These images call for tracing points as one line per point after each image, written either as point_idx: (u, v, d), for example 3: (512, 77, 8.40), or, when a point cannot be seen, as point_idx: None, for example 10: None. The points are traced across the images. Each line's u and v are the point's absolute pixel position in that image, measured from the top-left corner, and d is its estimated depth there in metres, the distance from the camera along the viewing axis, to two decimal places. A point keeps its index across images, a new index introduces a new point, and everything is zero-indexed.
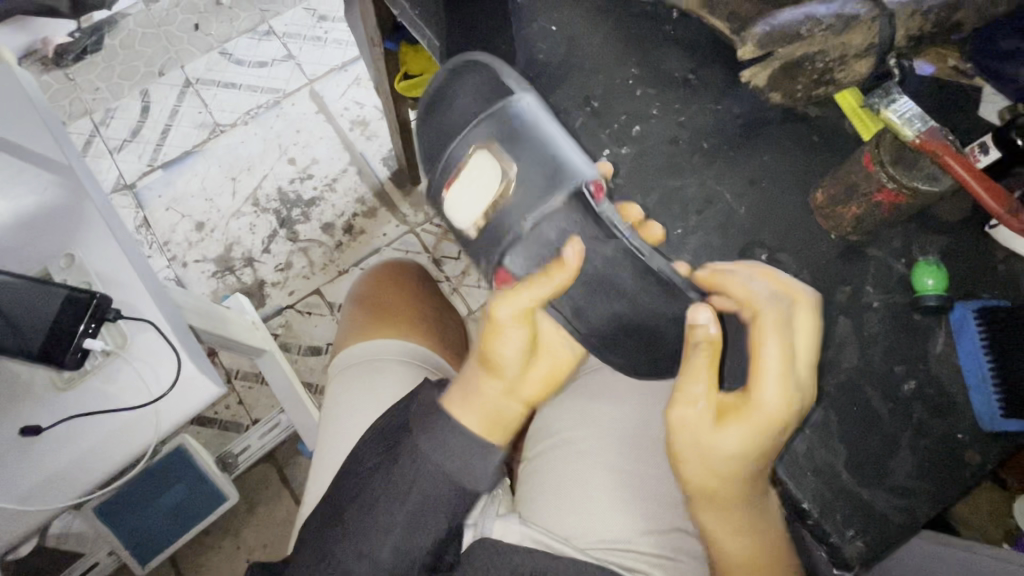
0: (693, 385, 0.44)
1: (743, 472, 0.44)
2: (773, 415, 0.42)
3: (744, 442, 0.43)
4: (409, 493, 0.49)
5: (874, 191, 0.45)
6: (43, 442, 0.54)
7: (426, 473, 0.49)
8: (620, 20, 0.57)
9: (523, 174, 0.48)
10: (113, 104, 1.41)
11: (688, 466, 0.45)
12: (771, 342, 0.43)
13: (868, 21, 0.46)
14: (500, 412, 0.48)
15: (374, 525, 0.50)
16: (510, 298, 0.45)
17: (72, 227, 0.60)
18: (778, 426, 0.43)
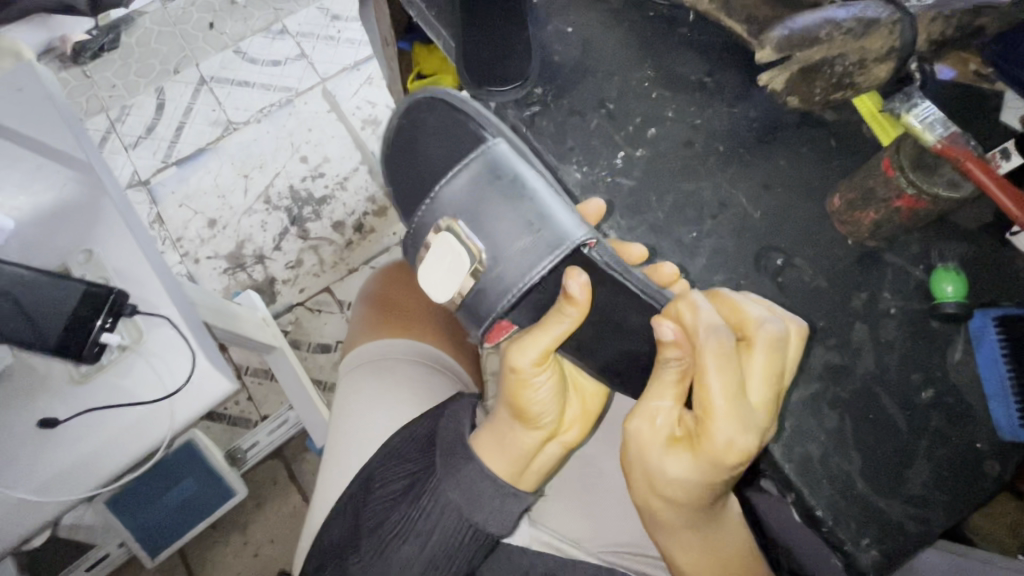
0: (658, 400, 0.44)
1: (692, 496, 0.44)
2: (716, 448, 0.41)
3: (687, 470, 0.43)
4: (426, 524, 0.51)
5: (893, 198, 0.44)
6: (60, 434, 0.55)
7: (444, 507, 0.51)
8: (636, 21, 0.57)
9: (503, 230, 0.46)
10: (128, 102, 1.43)
11: (637, 476, 0.47)
12: (715, 372, 0.41)
13: (889, 24, 0.45)
14: (525, 455, 0.50)
15: (395, 547, 0.52)
16: (526, 349, 0.45)
17: (90, 222, 0.61)
18: (722, 459, 0.42)
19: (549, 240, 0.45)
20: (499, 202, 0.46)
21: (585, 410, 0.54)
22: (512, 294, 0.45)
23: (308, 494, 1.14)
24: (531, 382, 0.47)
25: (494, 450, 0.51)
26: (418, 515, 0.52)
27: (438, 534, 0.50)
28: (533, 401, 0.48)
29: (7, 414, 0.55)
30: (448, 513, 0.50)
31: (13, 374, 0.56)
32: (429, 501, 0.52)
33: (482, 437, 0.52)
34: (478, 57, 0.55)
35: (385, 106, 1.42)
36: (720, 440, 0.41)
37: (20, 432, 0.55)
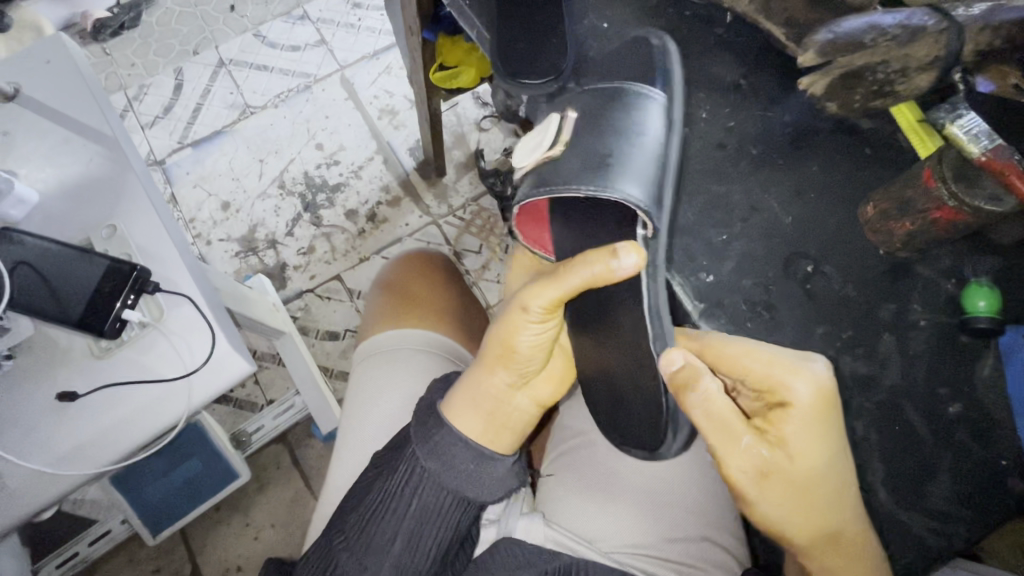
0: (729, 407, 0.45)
1: (823, 476, 0.43)
2: (815, 409, 0.42)
3: (809, 443, 0.43)
4: (406, 496, 0.52)
5: (930, 208, 0.44)
6: (78, 408, 0.55)
7: (425, 479, 0.52)
8: (671, 21, 0.56)
9: (596, 146, 0.47)
10: (147, 81, 1.43)
11: (770, 499, 0.44)
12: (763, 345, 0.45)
13: (936, 32, 0.44)
14: (500, 416, 0.52)
15: (378, 524, 0.52)
16: (547, 294, 0.47)
17: (114, 198, 0.61)
18: (823, 421, 0.43)
19: (610, 175, 0.45)
20: (611, 129, 0.48)
21: (557, 374, 0.56)
22: (560, 190, 0.46)
23: (310, 480, 1.14)
24: (527, 329, 0.49)
25: (474, 398, 0.51)
26: (399, 488, 0.52)
27: (419, 503, 0.52)
28: (520, 348, 0.49)
29: (26, 385, 0.55)
30: (426, 483, 0.52)
31: (34, 345, 0.57)
32: (408, 473, 0.52)
33: (459, 388, 0.52)
34: (513, 48, 0.54)
35: (403, 96, 1.42)
36: (808, 400, 0.42)
37: (38, 403, 0.55)
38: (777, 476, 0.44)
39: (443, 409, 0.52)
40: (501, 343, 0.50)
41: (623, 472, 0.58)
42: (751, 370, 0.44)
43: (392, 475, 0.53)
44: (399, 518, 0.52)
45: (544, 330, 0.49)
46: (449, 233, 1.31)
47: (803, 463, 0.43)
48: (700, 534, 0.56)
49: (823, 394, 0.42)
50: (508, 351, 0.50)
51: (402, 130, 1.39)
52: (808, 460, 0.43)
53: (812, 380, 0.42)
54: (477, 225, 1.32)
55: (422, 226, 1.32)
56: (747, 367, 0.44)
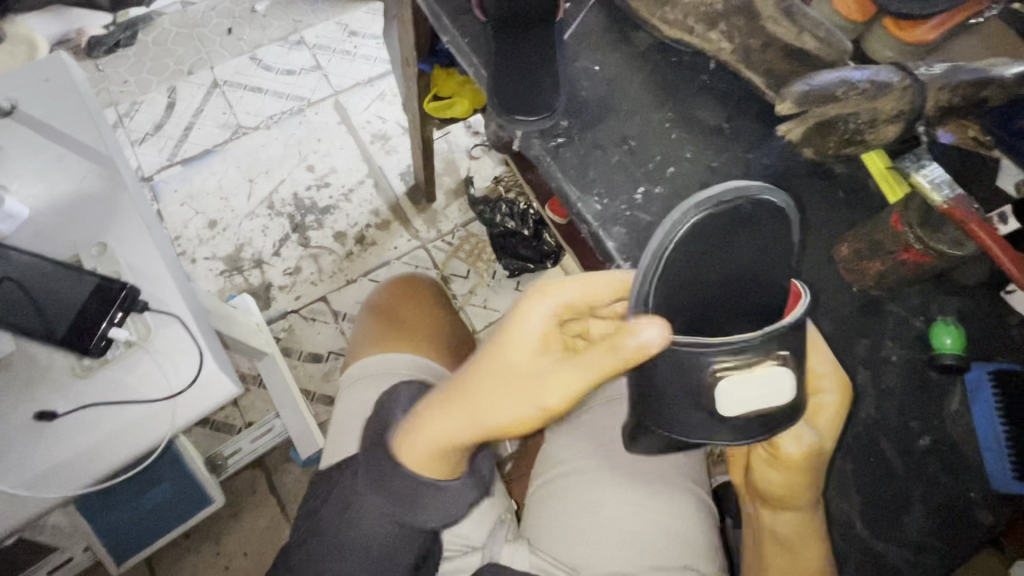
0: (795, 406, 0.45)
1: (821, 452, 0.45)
2: (837, 407, 0.44)
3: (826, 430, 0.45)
4: (365, 525, 0.53)
5: (899, 250, 0.46)
6: (56, 427, 0.54)
7: (376, 508, 0.52)
8: (658, 66, 0.60)
9: (743, 394, 0.41)
10: (138, 98, 1.44)
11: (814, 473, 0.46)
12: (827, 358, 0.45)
13: (900, 89, 0.47)
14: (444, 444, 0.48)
15: (338, 557, 0.52)
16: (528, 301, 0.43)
17: (107, 215, 0.61)
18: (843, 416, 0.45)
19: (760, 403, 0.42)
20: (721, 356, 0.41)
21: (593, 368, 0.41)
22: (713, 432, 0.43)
23: (286, 507, 1.12)
24: (563, 361, 0.41)
25: (451, 426, 0.47)
26: (360, 517, 0.53)
27: (375, 534, 0.52)
28: (551, 398, 0.41)
29: (3, 403, 0.54)
30: (377, 510, 0.52)
31: (14, 362, 0.56)
32: (364, 507, 0.53)
33: (429, 411, 0.48)
34: (508, 90, 0.57)
35: (395, 122, 1.45)
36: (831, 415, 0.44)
37: (13, 422, 0.53)
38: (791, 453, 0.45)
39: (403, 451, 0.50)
40: (511, 375, 0.42)
41: (601, 500, 0.58)
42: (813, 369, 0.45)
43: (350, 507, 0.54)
44: (365, 545, 0.52)
45: (593, 367, 0.40)
46: (437, 257, 1.33)
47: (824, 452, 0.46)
48: (684, 563, 0.56)
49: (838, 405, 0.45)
50: (536, 388, 0.41)
51: (394, 155, 1.41)
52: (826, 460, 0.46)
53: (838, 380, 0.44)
54: (465, 251, 1.33)
55: (410, 250, 1.33)
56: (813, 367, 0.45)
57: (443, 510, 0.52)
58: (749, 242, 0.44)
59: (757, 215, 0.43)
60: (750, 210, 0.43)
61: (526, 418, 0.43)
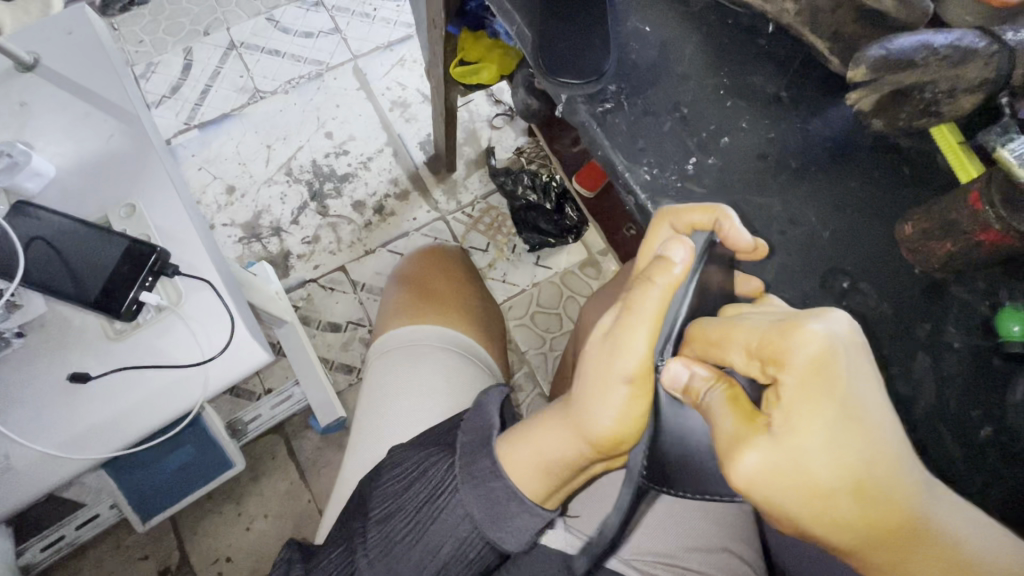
0: (800, 349, 0.34)
1: (821, 408, 0.33)
2: (816, 352, 0.34)
3: (820, 358, 0.33)
4: (443, 526, 0.49)
5: (975, 231, 0.43)
6: (89, 390, 0.53)
7: (459, 511, 0.49)
8: (712, 28, 0.56)
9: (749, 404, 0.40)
10: (155, 59, 1.40)
11: (781, 492, 0.33)
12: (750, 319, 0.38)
13: (986, 55, 0.44)
14: (560, 462, 0.46)
15: (408, 554, 0.50)
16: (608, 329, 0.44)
17: (135, 176, 0.59)
18: (820, 364, 0.33)
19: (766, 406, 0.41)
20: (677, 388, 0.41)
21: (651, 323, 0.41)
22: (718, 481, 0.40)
23: (305, 473, 1.13)
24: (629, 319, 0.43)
25: (557, 436, 0.46)
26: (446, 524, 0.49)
27: (451, 537, 0.49)
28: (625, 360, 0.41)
29: (37, 364, 0.54)
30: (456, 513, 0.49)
31: (45, 323, 0.55)
32: (448, 507, 0.49)
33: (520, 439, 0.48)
34: (553, 52, 0.54)
35: (416, 89, 1.41)
36: (808, 358, 0.34)
37: (48, 383, 0.53)
38: (798, 415, 0.33)
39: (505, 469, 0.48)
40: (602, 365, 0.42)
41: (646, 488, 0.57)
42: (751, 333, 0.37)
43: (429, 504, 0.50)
44: (437, 544, 0.49)
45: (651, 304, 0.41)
46: (457, 229, 1.31)
47: (815, 420, 0.33)
48: (724, 545, 0.56)
49: (824, 352, 0.34)
50: (617, 364, 0.41)
51: (414, 123, 1.38)
52: (815, 436, 0.33)
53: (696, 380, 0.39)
54: (485, 223, 1.31)
55: (429, 221, 1.31)
56: (738, 340, 0.37)
57: (525, 529, 0.48)
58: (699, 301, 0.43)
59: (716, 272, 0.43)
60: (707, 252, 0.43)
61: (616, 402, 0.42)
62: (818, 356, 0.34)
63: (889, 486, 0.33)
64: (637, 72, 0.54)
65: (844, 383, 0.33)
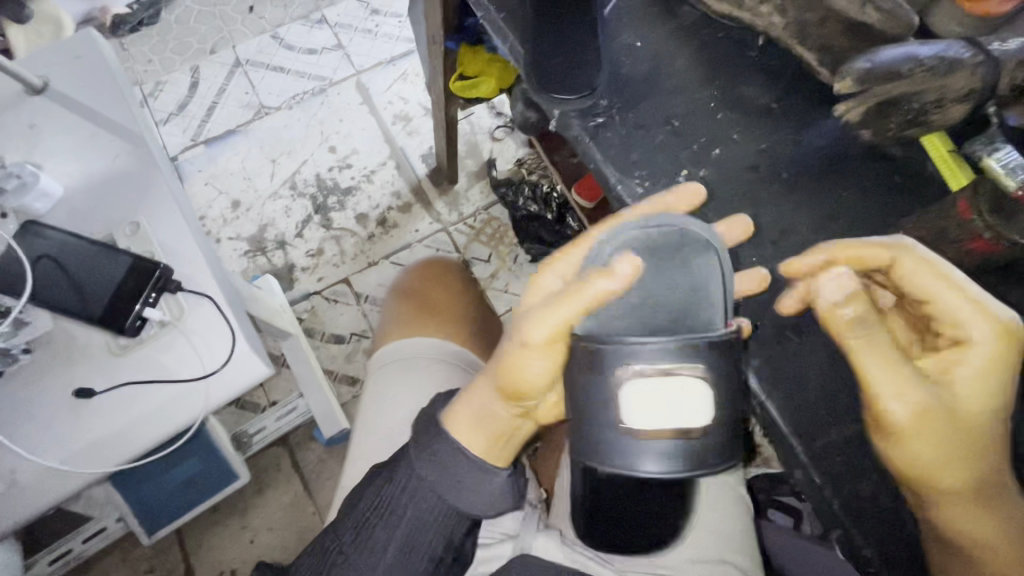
0: (975, 324, 0.41)
1: (966, 368, 0.41)
2: (999, 334, 0.41)
3: (998, 334, 0.41)
4: (404, 500, 0.52)
5: (966, 239, 0.44)
6: (93, 404, 0.54)
7: (419, 484, 0.51)
8: (703, 42, 0.57)
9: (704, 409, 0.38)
10: (163, 78, 1.43)
11: (926, 439, 0.41)
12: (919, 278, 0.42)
13: (972, 65, 0.44)
14: (487, 414, 0.50)
15: (373, 532, 0.52)
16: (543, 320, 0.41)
17: (139, 195, 0.61)
18: (1001, 345, 0.41)
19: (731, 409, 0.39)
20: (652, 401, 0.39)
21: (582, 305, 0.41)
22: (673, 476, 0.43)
23: (310, 485, 1.14)
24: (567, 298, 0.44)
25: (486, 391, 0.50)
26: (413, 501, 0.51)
27: (412, 509, 0.52)
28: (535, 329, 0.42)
29: (43, 380, 0.55)
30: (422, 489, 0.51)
31: (52, 340, 0.56)
32: (406, 480, 0.52)
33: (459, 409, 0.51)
34: (546, 68, 0.55)
35: (417, 102, 1.43)
36: (988, 338, 0.41)
37: (53, 398, 0.54)
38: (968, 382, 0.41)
39: (445, 425, 0.51)
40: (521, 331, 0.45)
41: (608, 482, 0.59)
42: (938, 300, 0.42)
43: (390, 480, 0.53)
44: (398, 516, 0.52)
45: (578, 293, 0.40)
46: (459, 240, 1.32)
47: (992, 385, 0.41)
48: (721, 557, 0.55)
49: (1004, 331, 0.41)
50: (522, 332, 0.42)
51: (416, 136, 1.40)
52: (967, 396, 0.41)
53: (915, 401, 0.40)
54: (487, 234, 1.32)
55: (432, 233, 1.32)
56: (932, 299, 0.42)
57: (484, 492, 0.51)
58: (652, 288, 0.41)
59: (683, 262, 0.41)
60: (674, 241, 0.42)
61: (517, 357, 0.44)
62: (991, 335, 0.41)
63: (980, 417, 0.41)
64: (630, 87, 0.55)
65: (984, 346, 0.41)
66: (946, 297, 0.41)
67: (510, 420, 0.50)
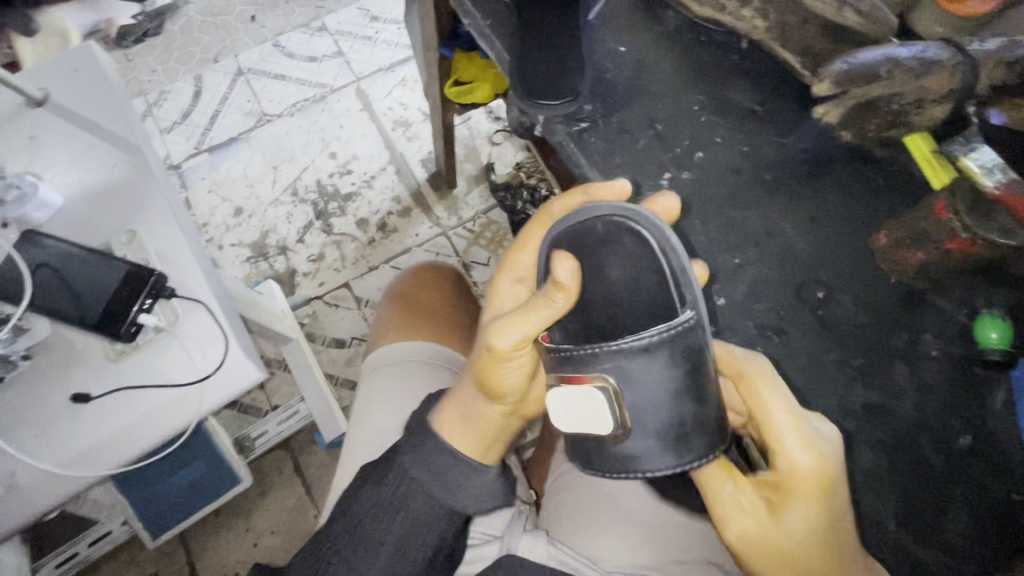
0: (794, 454, 0.42)
1: (814, 510, 0.42)
2: (814, 475, 0.41)
3: (815, 466, 0.41)
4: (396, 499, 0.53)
5: (944, 240, 0.43)
6: (91, 408, 0.55)
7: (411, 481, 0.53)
8: (688, 46, 0.57)
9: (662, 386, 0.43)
10: (167, 87, 1.46)
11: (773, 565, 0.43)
12: (779, 390, 0.43)
13: (952, 65, 0.44)
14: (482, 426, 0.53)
15: (366, 532, 0.52)
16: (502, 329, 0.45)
17: (136, 203, 0.62)
18: (823, 476, 0.41)
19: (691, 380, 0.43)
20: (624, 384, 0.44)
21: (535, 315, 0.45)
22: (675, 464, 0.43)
23: (311, 488, 1.15)
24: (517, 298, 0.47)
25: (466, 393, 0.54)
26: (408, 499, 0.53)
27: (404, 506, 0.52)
28: (501, 338, 0.46)
29: (42, 386, 0.56)
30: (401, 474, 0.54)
31: (52, 346, 0.58)
32: (397, 479, 0.53)
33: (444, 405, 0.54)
34: (530, 75, 0.55)
35: (416, 108, 1.44)
36: (807, 471, 0.41)
37: (52, 403, 0.56)
38: (791, 514, 0.42)
39: (434, 426, 0.54)
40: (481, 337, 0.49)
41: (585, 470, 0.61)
42: (771, 417, 0.43)
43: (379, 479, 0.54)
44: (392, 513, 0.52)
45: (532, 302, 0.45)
46: (458, 244, 1.33)
47: (810, 515, 0.42)
48: (708, 558, 0.55)
49: (820, 468, 0.41)
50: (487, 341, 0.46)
51: (415, 141, 1.41)
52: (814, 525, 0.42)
53: (818, 462, 0.41)
54: (486, 238, 1.33)
55: (431, 237, 1.33)
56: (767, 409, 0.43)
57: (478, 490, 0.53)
58: (604, 275, 0.46)
59: (628, 252, 0.45)
60: (606, 231, 0.45)
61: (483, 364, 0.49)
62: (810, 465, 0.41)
63: (832, 539, 0.42)
64: (616, 92, 0.55)
65: (830, 489, 0.42)
66: (776, 415, 0.42)
67: (497, 420, 0.53)
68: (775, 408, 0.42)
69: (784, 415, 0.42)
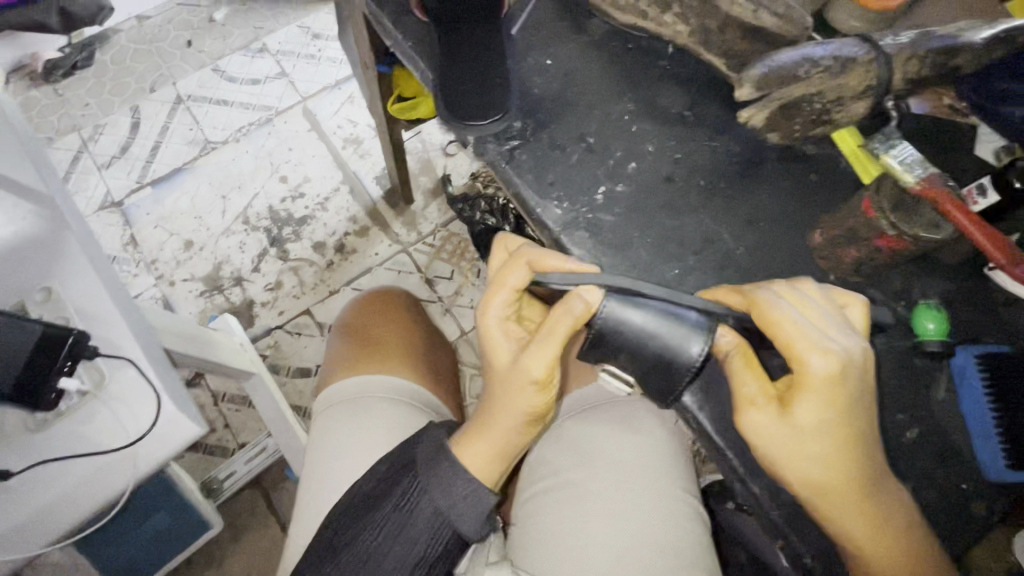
0: (814, 357, 0.40)
1: (831, 434, 0.41)
2: (830, 376, 0.40)
3: (833, 365, 0.40)
4: (411, 530, 0.52)
5: (873, 237, 0.44)
6: (12, 486, 0.51)
7: (430, 508, 0.51)
8: (616, 53, 0.56)
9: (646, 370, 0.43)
10: (102, 121, 1.39)
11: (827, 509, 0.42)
12: (791, 308, 0.41)
13: (865, 63, 0.45)
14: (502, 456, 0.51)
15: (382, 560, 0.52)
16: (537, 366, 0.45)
17: (52, 258, 0.58)
18: (839, 389, 0.40)
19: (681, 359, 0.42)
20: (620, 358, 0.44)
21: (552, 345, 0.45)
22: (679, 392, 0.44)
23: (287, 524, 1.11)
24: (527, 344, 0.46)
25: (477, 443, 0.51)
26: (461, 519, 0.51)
27: (422, 536, 0.51)
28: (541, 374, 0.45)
29: None
30: (428, 514, 0.51)
31: None
32: (416, 502, 0.52)
33: (466, 429, 0.52)
34: (459, 94, 0.53)
35: (366, 124, 1.41)
36: (824, 373, 0.40)
37: None
38: (796, 461, 0.41)
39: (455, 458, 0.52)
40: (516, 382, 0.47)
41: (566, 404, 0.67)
42: (780, 331, 0.41)
43: (398, 506, 0.52)
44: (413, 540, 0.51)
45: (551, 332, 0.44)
46: (420, 260, 1.30)
47: (834, 443, 0.40)
48: None
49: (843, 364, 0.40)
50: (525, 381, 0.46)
51: (367, 158, 1.38)
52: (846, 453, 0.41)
53: (835, 359, 0.40)
54: (447, 251, 1.31)
55: (392, 255, 1.30)
56: (777, 330, 0.41)
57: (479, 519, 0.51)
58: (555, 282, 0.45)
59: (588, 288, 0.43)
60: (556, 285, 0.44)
61: (537, 400, 0.47)
62: (829, 366, 0.40)
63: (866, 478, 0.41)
64: (547, 106, 0.54)
65: (853, 387, 0.41)
66: (784, 323, 0.41)
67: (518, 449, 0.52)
68: (787, 320, 0.41)
69: (790, 326, 0.41)
